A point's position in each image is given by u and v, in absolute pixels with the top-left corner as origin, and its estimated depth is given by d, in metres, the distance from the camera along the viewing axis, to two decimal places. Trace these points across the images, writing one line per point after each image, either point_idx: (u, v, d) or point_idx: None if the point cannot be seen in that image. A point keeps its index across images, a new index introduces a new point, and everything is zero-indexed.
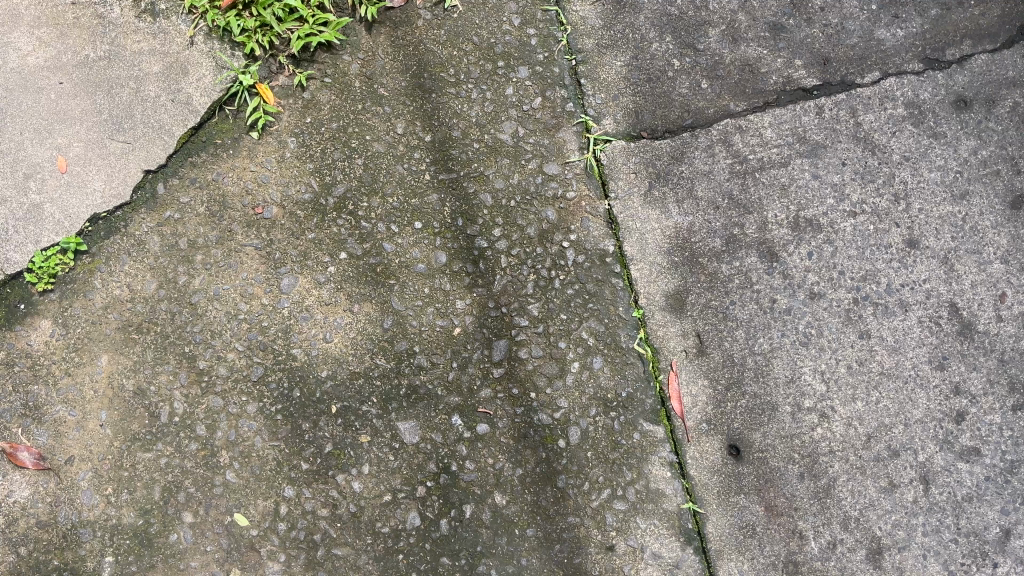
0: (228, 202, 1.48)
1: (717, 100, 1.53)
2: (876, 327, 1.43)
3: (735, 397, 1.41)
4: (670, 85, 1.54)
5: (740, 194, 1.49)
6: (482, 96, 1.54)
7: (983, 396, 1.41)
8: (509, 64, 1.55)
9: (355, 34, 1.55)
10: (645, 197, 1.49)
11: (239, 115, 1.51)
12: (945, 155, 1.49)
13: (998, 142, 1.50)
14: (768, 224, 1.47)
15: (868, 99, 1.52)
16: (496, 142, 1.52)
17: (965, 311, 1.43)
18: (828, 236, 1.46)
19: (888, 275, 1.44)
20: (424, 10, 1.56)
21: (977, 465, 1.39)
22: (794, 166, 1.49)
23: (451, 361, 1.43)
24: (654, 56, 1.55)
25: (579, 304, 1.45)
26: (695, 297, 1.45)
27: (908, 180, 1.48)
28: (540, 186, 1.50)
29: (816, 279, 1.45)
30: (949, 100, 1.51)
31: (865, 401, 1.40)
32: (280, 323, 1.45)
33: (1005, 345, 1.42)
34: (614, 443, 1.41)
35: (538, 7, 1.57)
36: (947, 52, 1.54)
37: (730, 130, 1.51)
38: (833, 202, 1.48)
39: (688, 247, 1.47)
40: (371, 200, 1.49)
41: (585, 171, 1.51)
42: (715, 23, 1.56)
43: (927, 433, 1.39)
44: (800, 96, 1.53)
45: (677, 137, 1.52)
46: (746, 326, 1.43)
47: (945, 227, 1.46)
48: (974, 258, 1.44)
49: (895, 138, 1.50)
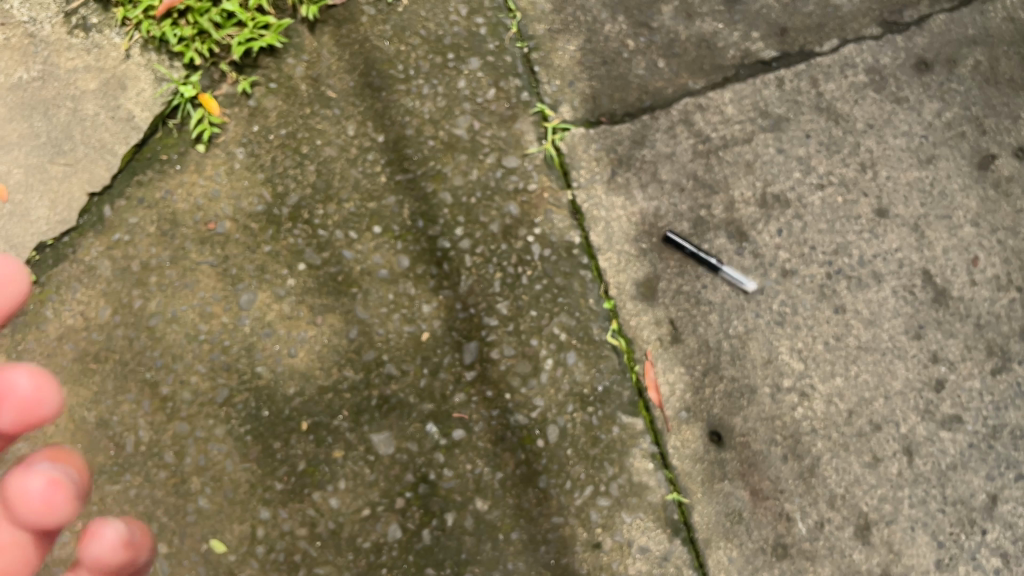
0: (179, 220, 1.43)
1: (675, 79, 1.49)
2: (850, 302, 1.41)
3: (713, 382, 1.39)
4: (626, 67, 1.49)
5: (704, 175, 1.45)
6: (434, 91, 1.48)
7: (961, 362, 1.39)
8: (460, 56, 1.49)
9: (298, 36, 1.50)
10: (609, 184, 1.46)
11: (184, 128, 1.46)
12: (910, 121, 1.46)
13: (961, 103, 1.47)
14: (734, 204, 1.44)
15: (828, 67, 1.48)
16: (451, 138, 1.47)
17: (939, 279, 1.41)
18: (796, 211, 1.44)
19: (860, 247, 1.42)
20: (367, 6, 1.51)
21: (959, 432, 1.37)
22: (758, 142, 1.46)
23: (421, 367, 1.40)
24: (607, 38, 1.50)
25: (548, 299, 1.42)
26: (666, 284, 1.43)
27: (873, 148, 1.45)
28: (500, 180, 1.46)
29: (787, 256, 1.42)
30: (910, 63, 1.48)
31: (844, 376, 1.39)
32: (243, 340, 1.40)
33: (980, 310, 1.41)
34: (594, 439, 1.38)
35: None
36: (905, 14, 1.51)
37: (691, 109, 1.47)
38: (799, 175, 1.45)
39: (655, 233, 1.44)
40: (327, 207, 1.45)
41: (545, 162, 1.47)
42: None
43: (908, 404, 1.38)
44: (759, 69, 1.49)
45: (636, 120, 1.47)
46: (719, 310, 1.41)
47: (913, 193, 1.43)
48: (944, 224, 1.42)
49: (858, 105, 1.47)
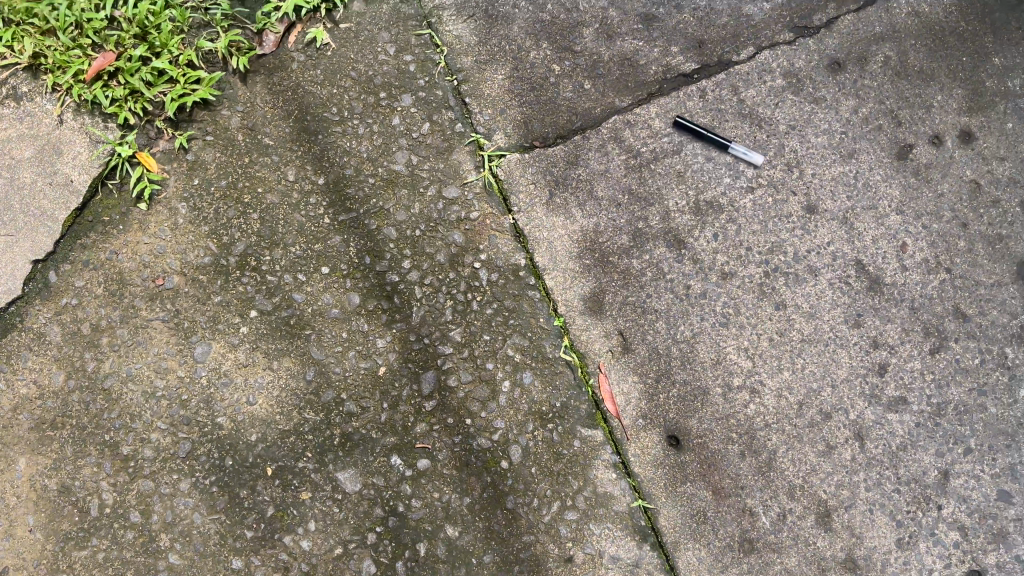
0: (127, 279, 1.45)
1: (602, 98, 1.53)
2: (790, 297, 1.46)
3: (667, 387, 1.43)
4: (554, 91, 1.54)
5: (639, 188, 1.50)
6: (369, 130, 1.51)
7: (901, 345, 1.45)
8: (392, 94, 1.53)
9: (231, 87, 1.52)
10: (548, 205, 1.50)
11: (124, 188, 1.47)
12: (829, 119, 1.52)
13: (876, 97, 1.53)
14: (670, 213, 1.49)
15: (746, 75, 1.54)
16: (390, 173, 1.50)
17: (871, 267, 1.47)
18: (729, 215, 1.49)
19: (793, 244, 1.47)
20: (297, 52, 1.54)
21: (906, 413, 1.42)
22: (687, 153, 1.51)
23: (381, 401, 1.42)
24: (533, 64, 1.54)
25: (500, 322, 1.45)
26: (612, 296, 1.46)
27: (797, 148, 1.51)
28: (443, 211, 1.49)
29: (725, 259, 1.47)
30: (824, 64, 1.54)
31: (791, 369, 1.43)
32: (201, 392, 1.41)
33: (913, 293, 1.46)
34: (556, 455, 1.41)
35: (411, 33, 1.55)
36: (815, 18, 1.56)
37: (620, 126, 1.52)
38: (730, 180, 1.50)
39: (597, 248, 1.48)
40: (274, 253, 1.46)
41: (485, 190, 1.50)
42: (588, 22, 1.55)
43: (854, 391, 1.43)
44: (681, 82, 1.54)
45: (568, 142, 1.52)
46: (665, 317, 1.45)
47: (838, 187, 1.49)
48: (870, 214, 1.48)
49: (779, 109, 1.53)
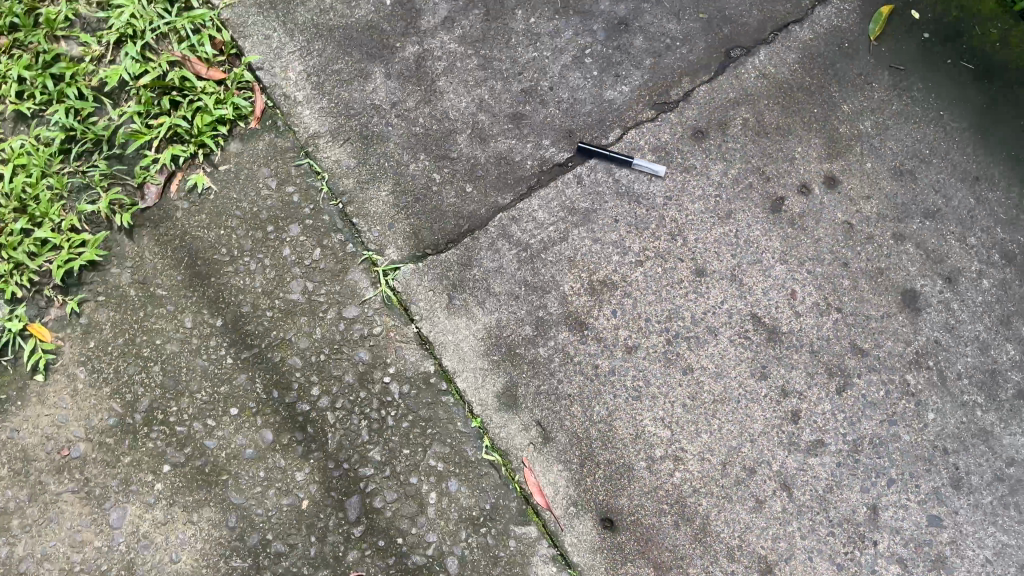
0: (32, 455, 1.43)
1: (485, 198, 1.58)
2: (695, 361, 1.49)
3: (592, 470, 1.44)
4: (438, 198, 1.57)
5: (534, 278, 1.54)
6: (262, 264, 1.52)
7: (809, 390, 1.49)
8: (279, 226, 1.54)
9: (117, 244, 1.53)
10: (449, 309, 1.51)
11: (19, 362, 1.48)
12: (702, 184, 1.59)
13: (742, 158, 1.60)
14: (567, 298, 1.53)
15: (618, 155, 1.61)
16: (288, 304, 1.51)
17: (767, 318, 1.52)
18: (624, 291, 1.53)
19: (690, 308, 1.52)
20: (180, 200, 1.55)
21: (825, 455, 1.45)
22: (574, 238, 1.56)
23: (309, 535, 1.40)
24: (414, 176, 1.58)
25: (418, 434, 1.45)
26: (525, 389, 1.47)
27: (676, 217, 1.57)
28: (345, 332, 1.50)
29: (627, 333, 1.51)
30: (688, 134, 1.62)
31: (709, 431, 1.46)
32: (121, 559, 1.38)
33: (810, 337, 1.51)
34: (494, 558, 1.39)
35: (290, 164, 1.58)
36: (672, 93, 1.64)
37: (506, 222, 1.57)
38: (618, 257, 1.55)
39: (503, 343, 1.50)
40: (180, 403, 1.45)
41: (385, 304, 1.51)
42: (460, 129, 1.61)
43: (773, 441, 1.46)
44: (557, 172, 1.60)
45: (460, 245, 1.55)
46: (579, 400, 1.47)
47: (723, 248, 1.55)
48: (757, 268, 1.54)
49: (653, 182, 1.59)
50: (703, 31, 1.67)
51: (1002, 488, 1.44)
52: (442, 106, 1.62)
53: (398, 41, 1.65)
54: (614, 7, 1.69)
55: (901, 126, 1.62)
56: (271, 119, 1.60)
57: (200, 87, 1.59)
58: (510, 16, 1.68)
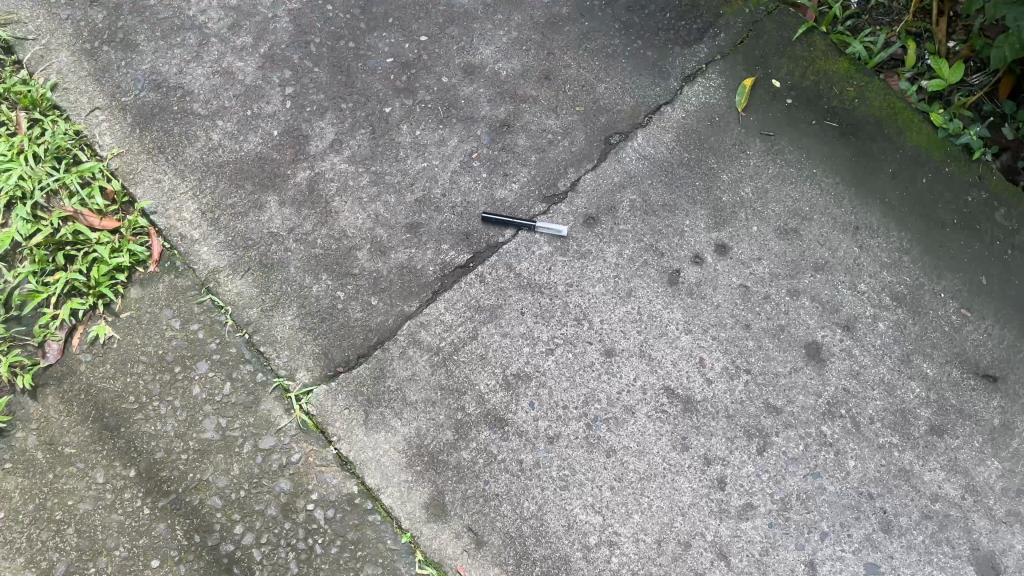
0: None
1: (391, 308, 1.59)
2: (617, 441, 1.50)
3: (529, 568, 1.42)
4: (344, 316, 1.59)
5: (448, 381, 1.54)
6: (172, 406, 1.51)
7: (731, 455, 1.50)
8: (187, 365, 1.54)
9: (22, 406, 1.51)
10: (366, 425, 1.50)
11: None
12: (600, 267, 1.64)
13: (634, 238, 1.66)
14: (484, 396, 1.53)
15: (516, 250, 1.65)
16: (202, 443, 1.49)
17: (680, 389, 1.54)
18: (538, 381, 1.54)
19: (604, 390, 1.54)
20: (83, 353, 1.55)
21: (757, 517, 1.46)
22: (483, 335, 1.58)
23: None
24: (318, 297, 1.60)
25: (348, 558, 1.42)
26: (452, 495, 1.46)
27: (580, 302, 1.61)
28: (263, 464, 1.48)
29: (547, 423, 1.51)
30: (580, 221, 1.67)
31: (640, 510, 1.45)
32: None
33: (725, 402, 1.54)
34: None
35: (193, 302, 1.59)
36: (560, 184, 1.71)
37: (415, 329, 1.58)
38: (529, 349, 1.57)
39: (425, 451, 1.49)
40: (98, 562, 1.40)
41: (301, 429, 1.50)
42: (359, 245, 1.64)
43: (704, 511, 1.46)
44: (460, 273, 1.63)
45: (370, 358, 1.55)
46: (508, 498, 1.46)
47: (628, 326, 1.59)
48: (663, 341, 1.58)
49: (553, 272, 1.63)
50: (581, 124, 1.76)
51: (931, 525, 1.46)
52: (339, 225, 1.66)
53: (290, 169, 1.70)
54: (494, 112, 1.77)
55: (779, 188, 1.71)
56: (170, 260, 1.62)
57: (94, 239, 1.62)
58: (396, 131, 1.74)
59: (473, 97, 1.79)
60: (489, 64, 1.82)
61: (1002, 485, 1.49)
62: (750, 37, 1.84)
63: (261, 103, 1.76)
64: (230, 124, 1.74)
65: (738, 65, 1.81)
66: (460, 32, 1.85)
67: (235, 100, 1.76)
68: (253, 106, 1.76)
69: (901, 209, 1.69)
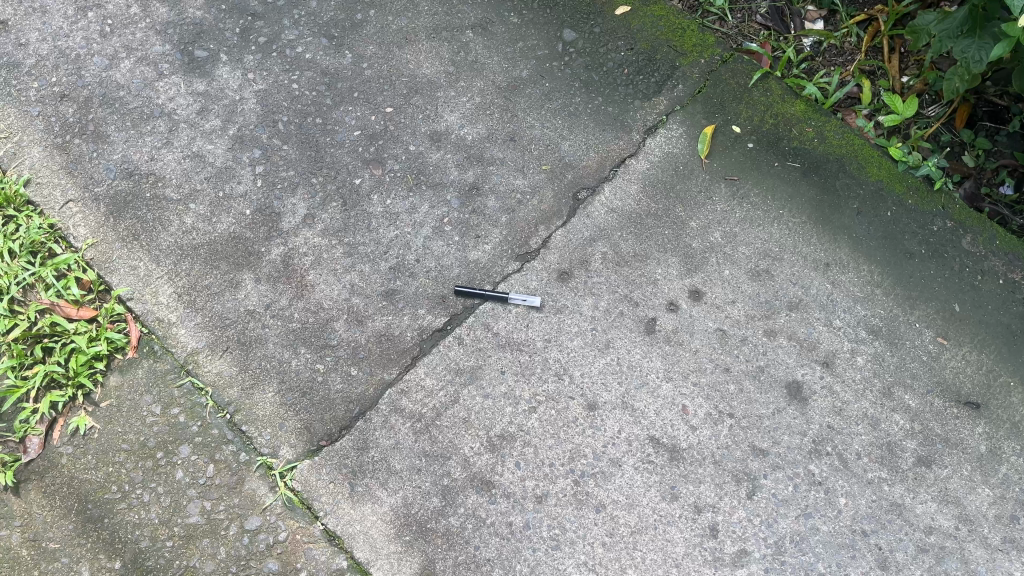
0: None
1: (372, 378, 1.59)
2: (606, 495, 1.49)
3: None
4: (325, 388, 1.58)
5: (432, 447, 1.53)
6: (155, 493, 1.50)
7: (721, 501, 1.49)
8: (168, 450, 1.53)
9: (4, 504, 1.50)
10: (352, 498, 1.49)
11: None
12: (577, 321, 1.64)
13: (609, 289, 1.68)
14: (469, 459, 1.52)
15: (492, 310, 1.66)
16: (187, 528, 1.47)
17: (665, 438, 1.54)
18: (523, 440, 1.54)
19: (589, 445, 1.53)
20: (64, 445, 1.55)
21: (752, 563, 1.44)
22: (465, 398, 1.57)
23: None
24: (297, 371, 1.60)
25: None
26: (442, 563, 1.44)
27: (559, 356, 1.61)
28: (250, 545, 1.46)
29: (535, 482, 1.50)
30: (554, 277, 1.69)
31: (633, 565, 1.44)
32: None
33: (711, 448, 1.53)
34: None
35: (172, 386, 1.59)
36: (531, 242, 1.73)
37: (396, 397, 1.57)
38: (511, 408, 1.56)
39: (413, 520, 1.47)
40: None
41: (286, 506, 1.49)
42: (336, 316, 1.65)
43: (698, 561, 1.44)
44: (438, 336, 1.64)
45: (353, 429, 1.55)
46: (499, 562, 1.44)
47: (609, 378, 1.59)
48: (645, 391, 1.58)
49: (531, 328, 1.64)
50: (548, 182, 1.79)
51: (928, 558, 1.45)
52: (315, 298, 1.67)
53: (263, 246, 1.72)
54: (463, 176, 1.80)
55: (748, 231, 1.73)
56: (147, 344, 1.63)
57: (71, 328, 1.63)
58: (367, 201, 1.77)
59: (441, 163, 1.82)
60: (454, 130, 1.86)
61: (995, 512, 1.48)
62: (708, 86, 1.88)
63: (232, 183, 1.79)
64: (202, 207, 1.76)
65: (698, 115, 1.85)
66: (424, 100, 1.90)
67: (207, 182, 1.79)
68: (224, 186, 1.79)
69: (869, 243, 1.71)
